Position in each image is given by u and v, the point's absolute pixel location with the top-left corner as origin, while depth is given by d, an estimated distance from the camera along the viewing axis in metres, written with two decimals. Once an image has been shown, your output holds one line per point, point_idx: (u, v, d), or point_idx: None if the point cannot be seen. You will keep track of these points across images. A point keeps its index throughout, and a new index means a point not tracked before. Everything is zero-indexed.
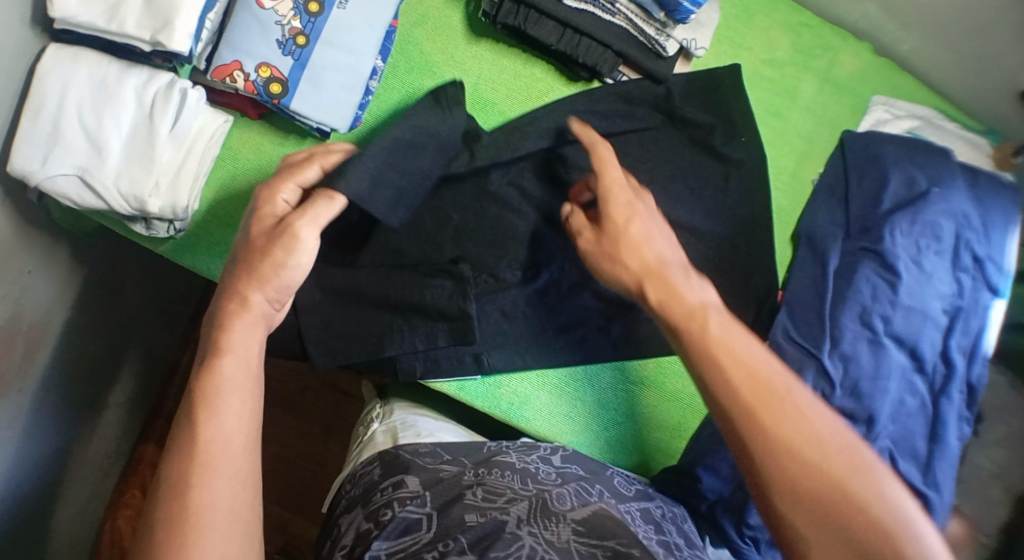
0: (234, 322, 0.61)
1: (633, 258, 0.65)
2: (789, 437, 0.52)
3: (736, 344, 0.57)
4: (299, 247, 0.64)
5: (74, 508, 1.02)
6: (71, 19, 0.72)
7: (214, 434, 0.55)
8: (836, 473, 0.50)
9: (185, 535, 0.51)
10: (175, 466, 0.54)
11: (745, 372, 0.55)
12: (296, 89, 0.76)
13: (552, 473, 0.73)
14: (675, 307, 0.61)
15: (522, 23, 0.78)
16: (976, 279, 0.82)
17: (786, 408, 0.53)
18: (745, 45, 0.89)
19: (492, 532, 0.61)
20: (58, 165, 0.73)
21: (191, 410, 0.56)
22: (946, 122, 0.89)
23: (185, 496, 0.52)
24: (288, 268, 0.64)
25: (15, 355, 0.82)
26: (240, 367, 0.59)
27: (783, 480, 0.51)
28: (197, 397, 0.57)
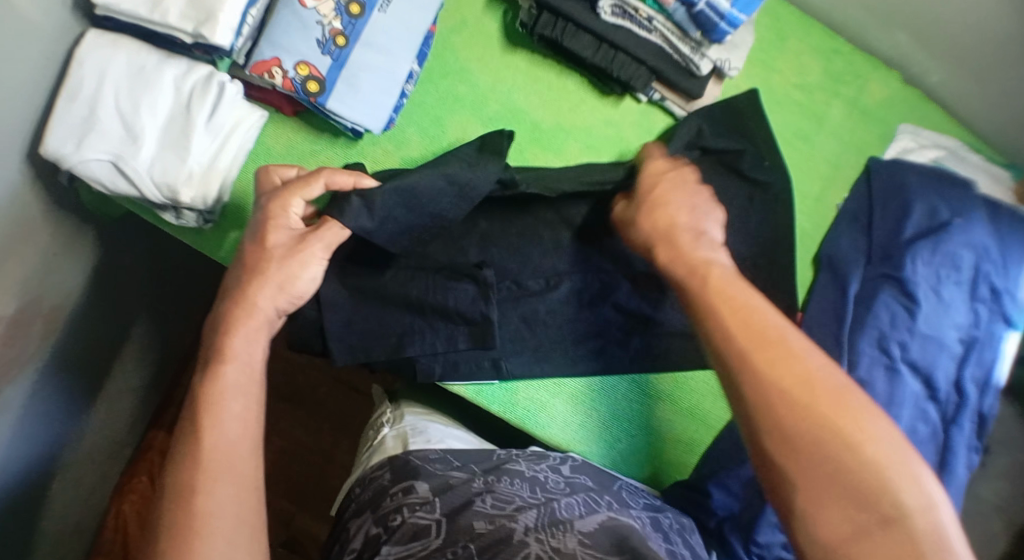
0: (236, 328, 0.65)
1: (652, 218, 0.71)
2: (785, 379, 0.55)
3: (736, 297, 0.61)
4: (306, 262, 0.68)
5: (81, 489, 1.02)
6: (114, 6, 0.73)
7: (214, 437, 0.59)
8: (827, 413, 0.53)
9: (192, 537, 0.54)
10: (182, 471, 0.58)
11: (745, 324, 0.59)
12: (333, 89, 0.76)
13: (561, 482, 0.74)
14: (683, 260, 0.67)
15: (559, 35, 0.79)
16: (992, 311, 0.82)
17: (785, 353, 0.56)
18: (775, 68, 0.90)
19: (501, 539, 0.62)
20: (92, 150, 0.74)
21: (196, 415, 0.60)
22: (971, 155, 0.90)
23: (190, 502, 0.56)
24: (295, 274, 0.67)
25: (36, 335, 0.83)
26: (240, 372, 0.63)
27: (775, 419, 0.54)
28: (201, 404, 0.60)
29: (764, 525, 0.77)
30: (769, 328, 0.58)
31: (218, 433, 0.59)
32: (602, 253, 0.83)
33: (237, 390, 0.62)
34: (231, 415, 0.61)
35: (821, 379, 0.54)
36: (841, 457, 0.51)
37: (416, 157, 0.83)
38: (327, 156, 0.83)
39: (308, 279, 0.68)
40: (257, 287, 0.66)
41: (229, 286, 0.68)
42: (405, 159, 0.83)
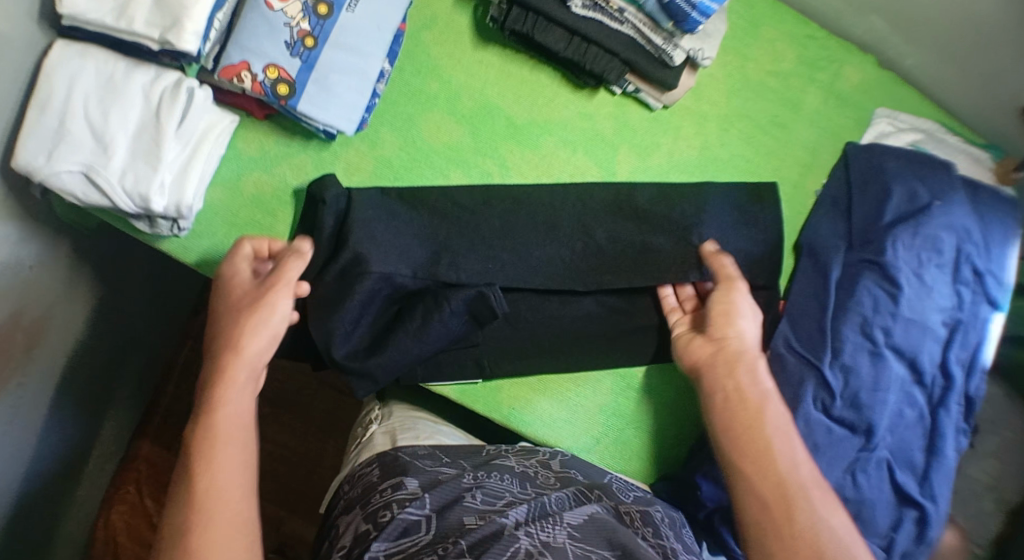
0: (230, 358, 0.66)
1: (715, 326, 0.75)
2: (767, 457, 0.66)
3: (769, 446, 0.66)
4: (278, 303, 0.68)
5: (69, 505, 1.01)
6: (80, 15, 0.72)
7: (218, 475, 0.61)
8: (789, 498, 0.63)
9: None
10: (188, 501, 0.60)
11: (773, 482, 0.64)
12: (303, 91, 0.76)
13: (551, 478, 0.74)
14: (729, 345, 0.73)
15: (530, 29, 0.79)
16: (976, 292, 0.82)
17: (768, 437, 0.67)
18: (750, 56, 0.90)
19: (491, 533, 0.61)
20: (63, 162, 0.73)
21: (194, 451, 0.62)
22: (949, 136, 0.90)
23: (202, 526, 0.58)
24: (275, 317, 0.67)
25: (16, 349, 0.82)
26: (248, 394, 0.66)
27: (755, 483, 0.65)
28: (209, 432, 0.63)
29: None
30: (786, 487, 0.64)
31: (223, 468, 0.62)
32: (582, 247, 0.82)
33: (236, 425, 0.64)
34: (234, 448, 0.63)
35: (832, 546, 0.61)
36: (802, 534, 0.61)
37: (390, 158, 0.83)
38: (301, 158, 0.82)
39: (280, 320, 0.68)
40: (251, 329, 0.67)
41: (219, 322, 0.68)
42: (379, 160, 0.83)
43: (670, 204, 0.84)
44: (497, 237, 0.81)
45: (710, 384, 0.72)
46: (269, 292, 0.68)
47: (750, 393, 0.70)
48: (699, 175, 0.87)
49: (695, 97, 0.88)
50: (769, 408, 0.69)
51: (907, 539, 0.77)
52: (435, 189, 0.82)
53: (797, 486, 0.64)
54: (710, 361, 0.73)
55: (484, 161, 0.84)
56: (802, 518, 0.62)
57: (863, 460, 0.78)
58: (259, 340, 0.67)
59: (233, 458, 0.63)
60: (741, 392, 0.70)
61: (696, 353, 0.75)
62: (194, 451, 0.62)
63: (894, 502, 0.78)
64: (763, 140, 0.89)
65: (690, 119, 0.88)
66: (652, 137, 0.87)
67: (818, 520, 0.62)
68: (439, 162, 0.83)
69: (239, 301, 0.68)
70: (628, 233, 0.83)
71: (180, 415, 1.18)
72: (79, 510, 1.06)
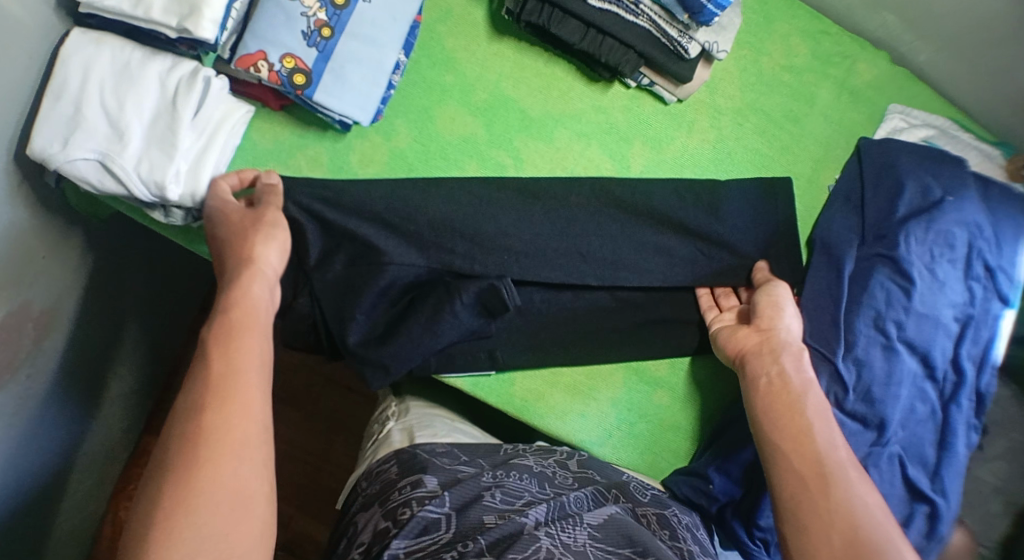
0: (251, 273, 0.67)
1: (761, 323, 0.76)
2: (800, 432, 0.66)
3: (805, 425, 0.67)
4: (276, 241, 0.71)
5: (75, 497, 1.01)
6: (98, 2, 0.72)
7: (225, 402, 0.58)
8: (819, 467, 0.63)
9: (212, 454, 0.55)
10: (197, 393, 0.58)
11: (809, 458, 0.64)
12: (319, 81, 0.76)
13: (569, 478, 0.74)
14: (775, 337, 0.75)
15: (546, 21, 0.79)
16: (988, 289, 0.82)
17: (800, 416, 0.68)
18: (763, 51, 0.90)
19: (511, 533, 0.61)
20: (78, 149, 0.73)
21: (200, 380, 0.59)
22: (961, 133, 0.90)
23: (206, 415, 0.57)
24: (272, 247, 0.70)
25: (28, 337, 0.82)
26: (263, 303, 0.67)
27: (791, 453, 0.65)
28: (227, 328, 0.63)
29: (765, 508, 0.76)
30: (814, 459, 0.64)
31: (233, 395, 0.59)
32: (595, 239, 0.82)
33: (249, 355, 0.62)
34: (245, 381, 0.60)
35: (863, 511, 0.60)
36: (836, 500, 0.61)
37: (405, 150, 0.83)
38: (315, 149, 0.82)
39: (274, 258, 0.70)
40: (255, 275, 0.68)
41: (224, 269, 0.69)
42: (393, 152, 0.83)
43: (683, 197, 0.84)
44: (512, 229, 0.81)
45: (753, 369, 0.73)
46: (266, 222, 0.71)
47: (791, 378, 0.71)
48: (712, 168, 0.87)
49: (709, 91, 0.88)
50: (809, 392, 0.70)
51: (919, 534, 0.77)
52: (450, 181, 0.82)
53: (833, 459, 0.64)
54: (754, 351, 0.75)
55: (498, 153, 0.84)
56: (834, 491, 0.61)
57: (875, 454, 0.78)
58: (261, 286, 0.67)
59: (245, 389, 0.59)
60: (784, 376, 0.71)
61: (738, 345, 0.76)
62: (204, 378, 0.59)
63: (906, 498, 0.78)
64: (776, 135, 0.89)
65: (703, 114, 0.88)
66: (665, 130, 0.87)
67: (853, 496, 0.61)
68: (454, 155, 0.83)
69: (238, 241, 0.70)
70: (640, 227, 0.83)
71: None
72: (87, 502, 1.05)
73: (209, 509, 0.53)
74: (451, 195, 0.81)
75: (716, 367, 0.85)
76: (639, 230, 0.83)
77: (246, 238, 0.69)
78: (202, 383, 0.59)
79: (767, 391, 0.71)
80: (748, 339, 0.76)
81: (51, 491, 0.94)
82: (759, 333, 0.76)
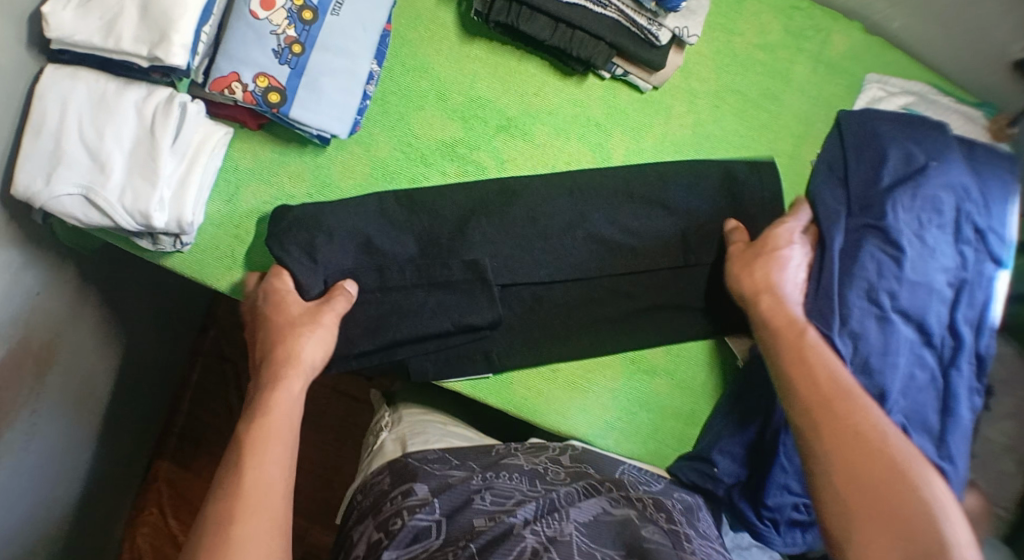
0: (284, 378, 0.69)
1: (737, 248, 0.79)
2: (801, 345, 0.69)
3: (815, 359, 0.68)
4: (323, 336, 0.73)
5: (90, 527, 1.03)
6: (68, 38, 0.73)
7: (236, 528, 0.58)
8: (836, 389, 0.65)
9: (236, 509, 0.59)
10: (223, 503, 0.60)
11: (821, 381, 0.66)
12: (294, 98, 0.76)
13: (562, 473, 0.74)
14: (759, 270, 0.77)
15: (515, 20, 0.79)
16: (979, 251, 0.82)
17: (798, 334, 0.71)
18: (736, 30, 0.90)
19: (500, 534, 0.61)
20: (62, 185, 0.73)
21: (220, 493, 0.61)
22: (940, 97, 0.89)
23: (225, 532, 0.58)
24: (316, 352, 0.72)
25: (28, 376, 0.83)
26: (289, 428, 0.67)
27: (825, 366, 0.67)
28: (247, 444, 0.64)
29: (771, 487, 0.75)
30: (878, 456, 0.60)
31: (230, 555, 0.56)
32: (583, 231, 0.83)
33: (268, 475, 0.62)
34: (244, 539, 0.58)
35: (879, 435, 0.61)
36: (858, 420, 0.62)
37: (385, 160, 0.83)
38: (296, 165, 0.83)
39: (317, 350, 0.72)
40: (259, 443, 0.64)
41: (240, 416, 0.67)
42: (374, 161, 0.83)
43: (666, 182, 0.84)
44: (499, 228, 0.81)
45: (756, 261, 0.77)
46: (321, 321, 0.73)
47: (806, 337, 0.71)
48: (693, 152, 0.87)
49: (684, 75, 0.88)
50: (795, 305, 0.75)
51: None
52: (433, 188, 0.82)
53: (833, 385, 0.66)
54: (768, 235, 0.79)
55: (479, 156, 0.84)
56: (909, 491, 0.57)
57: None
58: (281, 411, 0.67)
59: (266, 503, 0.61)
60: (779, 257, 0.77)
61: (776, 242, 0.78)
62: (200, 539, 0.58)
63: None
64: (754, 114, 0.89)
65: (680, 98, 0.88)
66: (643, 118, 0.87)
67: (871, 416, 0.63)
68: (434, 160, 0.83)
69: (285, 336, 0.72)
70: (620, 216, 0.83)
71: (195, 432, 1.18)
72: (102, 532, 1.07)
73: None
74: (434, 205, 0.81)
75: (710, 351, 0.85)
76: (619, 218, 0.83)
77: (296, 333, 0.72)
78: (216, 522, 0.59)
79: (747, 264, 0.77)
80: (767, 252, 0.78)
81: (63, 525, 0.95)
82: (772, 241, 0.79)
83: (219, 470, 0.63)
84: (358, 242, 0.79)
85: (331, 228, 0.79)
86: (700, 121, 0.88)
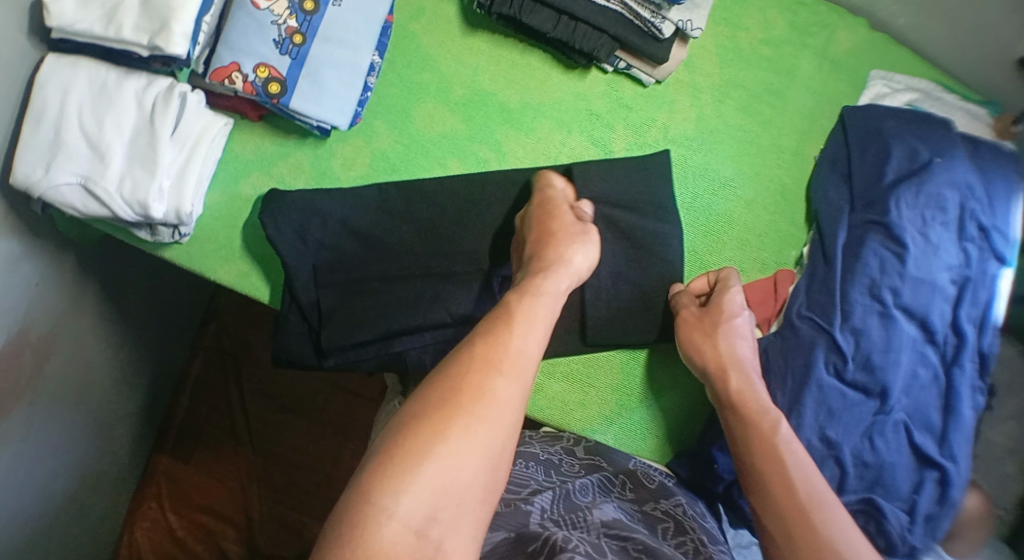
0: (525, 313, 0.63)
1: (696, 316, 0.77)
2: (768, 436, 0.66)
3: (790, 455, 0.65)
4: (585, 246, 0.74)
5: (88, 519, 1.03)
6: (69, 27, 0.72)
7: (499, 383, 0.57)
8: (803, 498, 0.61)
9: (454, 414, 0.54)
10: (439, 398, 0.55)
11: (786, 484, 0.62)
12: (295, 88, 0.76)
13: (576, 465, 0.76)
14: (711, 347, 0.75)
15: (517, 11, 0.80)
16: (983, 249, 0.81)
17: (757, 413, 0.69)
18: (739, 26, 0.89)
19: (514, 519, 0.62)
20: (61, 174, 0.73)
21: (445, 388, 0.55)
22: (946, 94, 0.89)
23: (441, 428, 0.53)
24: (579, 243, 0.73)
25: (27, 366, 0.83)
26: (528, 357, 0.60)
27: (778, 466, 0.64)
28: (485, 357, 0.58)
29: None
30: None
31: (488, 403, 0.55)
32: None
33: (495, 400, 0.56)
34: (491, 398, 0.56)
35: (842, 542, 0.57)
36: (820, 526, 0.58)
37: (386, 151, 0.83)
38: (297, 156, 0.82)
39: (585, 260, 0.73)
40: (522, 321, 0.62)
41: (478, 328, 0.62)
42: (375, 154, 0.83)
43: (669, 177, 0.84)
44: (499, 220, 0.81)
45: (705, 333, 0.75)
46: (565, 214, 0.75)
47: (759, 409, 0.69)
48: (696, 147, 0.86)
49: (687, 70, 0.88)
50: (745, 364, 0.74)
51: (930, 501, 0.77)
52: (433, 180, 0.82)
53: (807, 489, 0.62)
54: (716, 302, 0.78)
55: (478, 148, 0.84)
56: None
57: (879, 424, 0.77)
58: (530, 333, 0.62)
59: (475, 424, 0.54)
60: (735, 326, 0.76)
61: (729, 310, 0.77)
62: (460, 365, 0.57)
63: (914, 465, 0.78)
64: (758, 110, 0.88)
65: (684, 93, 0.87)
66: (646, 112, 0.86)
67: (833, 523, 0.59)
68: (435, 153, 0.83)
69: (540, 256, 0.71)
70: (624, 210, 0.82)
71: (195, 428, 1.18)
72: (101, 525, 1.06)
73: (434, 484, 0.51)
74: (434, 197, 0.81)
75: None
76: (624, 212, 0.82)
77: (553, 240, 0.72)
78: (421, 421, 0.53)
79: (709, 334, 0.75)
80: (710, 312, 0.77)
81: (60, 516, 0.95)
82: (728, 313, 0.77)
83: (444, 363, 0.58)
84: (358, 235, 0.80)
85: (332, 217, 0.79)
86: (703, 117, 0.87)
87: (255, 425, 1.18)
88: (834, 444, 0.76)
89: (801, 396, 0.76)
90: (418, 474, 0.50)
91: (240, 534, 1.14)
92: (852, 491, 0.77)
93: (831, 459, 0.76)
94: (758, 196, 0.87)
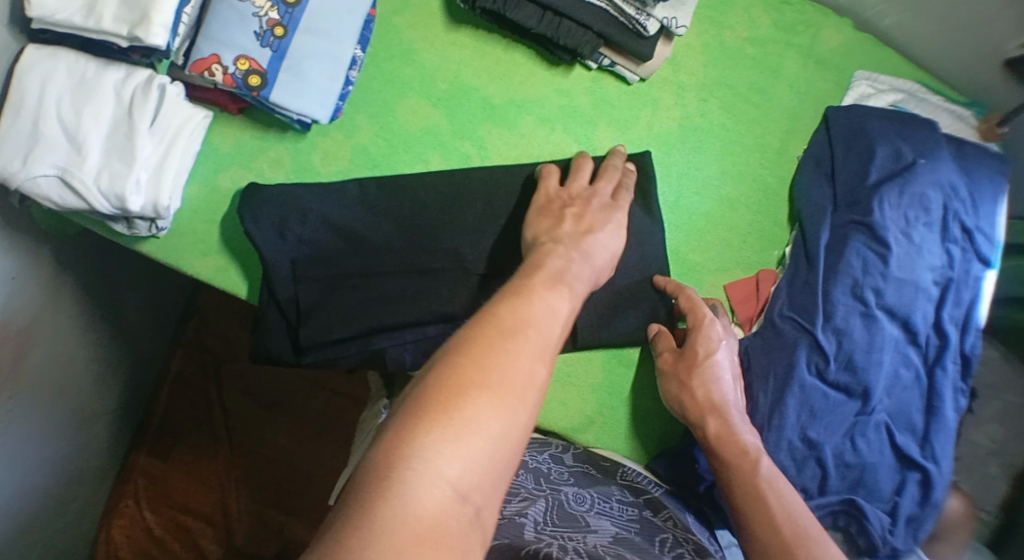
0: (554, 288, 0.59)
1: (676, 362, 0.76)
2: (750, 476, 0.67)
3: (771, 495, 0.66)
4: (612, 234, 0.71)
5: (66, 517, 1.01)
6: (48, 17, 0.71)
7: (529, 355, 0.51)
8: (786, 539, 0.62)
9: (487, 381, 0.48)
10: (465, 359, 0.49)
11: (770, 527, 0.64)
12: (275, 81, 0.75)
13: (565, 473, 0.75)
14: (696, 389, 0.74)
15: (501, 6, 0.79)
16: (966, 250, 0.81)
17: (740, 452, 0.69)
18: (725, 23, 0.89)
19: (505, 528, 0.62)
20: (38, 166, 0.72)
21: (474, 348, 0.50)
22: (931, 96, 0.89)
23: (470, 394, 0.47)
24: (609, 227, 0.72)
25: (3, 361, 0.81)
26: (553, 327, 0.56)
27: (760, 509, 0.65)
28: (509, 321, 0.53)
29: None
30: None
31: (517, 371, 0.50)
32: None
33: (525, 365, 0.51)
34: (515, 370, 0.50)
35: None
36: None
37: (367, 146, 0.82)
38: (277, 150, 0.81)
39: (608, 248, 0.70)
40: (543, 291, 0.58)
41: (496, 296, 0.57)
42: (356, 148, 0.82)
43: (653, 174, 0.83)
44: (479, 217, 0.80)
45: (684, 380, 0.75)
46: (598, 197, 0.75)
47: (741, 451, 0.69)
48: (680, 145, 0.86)
49: (672, 67, 0.87)
50: (723, 403, 0.73)
51: (912, 502, 0.77)
52: (415, 175, 0.81)
53: (791, 528, 0.63)
54: (692, 341, 0.76)
55: (461, 143, 0.83)
56: None
57: (861, 424, 0.77)
58: (557, 304, 0.58)
59: (508, 390, 0.49)
60: (712, 366, 0.74)
61: (704, 349, 0.75)
62: (478, 330, 0.52)
63: (896, 466, 0.78)
64: (742, 108, 0.88)
65: (669, 90, 0.87)
66: (630, 110, 0.86)
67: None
68: (417, 148, 0.82)
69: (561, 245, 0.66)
70: None
71: (176, 425, 1.17)
72: (79, 523, 1.05)
73: (467, 453, 0.45)
74: (414, 193, 0.80)
75: None
76: None
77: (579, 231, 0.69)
78: (450, 383, 0.47)
79: (685, 381, 0.74)
80: (686, 356, 0.76)
81: (37, 515, 0.94)
82: (701, 355, 0.75)
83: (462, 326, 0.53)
84: (337, 231, 0.79)
85: (312, 211, 0.78)
86: (688, 115, 0.87)
87: (236, 422, 1.17)
88: (816, 445, 0.75)
89: (783, 396, 0.76)
90: (450, 443, 0.45)
91: (219, 532, 1.13)
92: (834, 492, 0.76)
93: (812, 460, 0.75)
94: (742, 195, 0.87)
